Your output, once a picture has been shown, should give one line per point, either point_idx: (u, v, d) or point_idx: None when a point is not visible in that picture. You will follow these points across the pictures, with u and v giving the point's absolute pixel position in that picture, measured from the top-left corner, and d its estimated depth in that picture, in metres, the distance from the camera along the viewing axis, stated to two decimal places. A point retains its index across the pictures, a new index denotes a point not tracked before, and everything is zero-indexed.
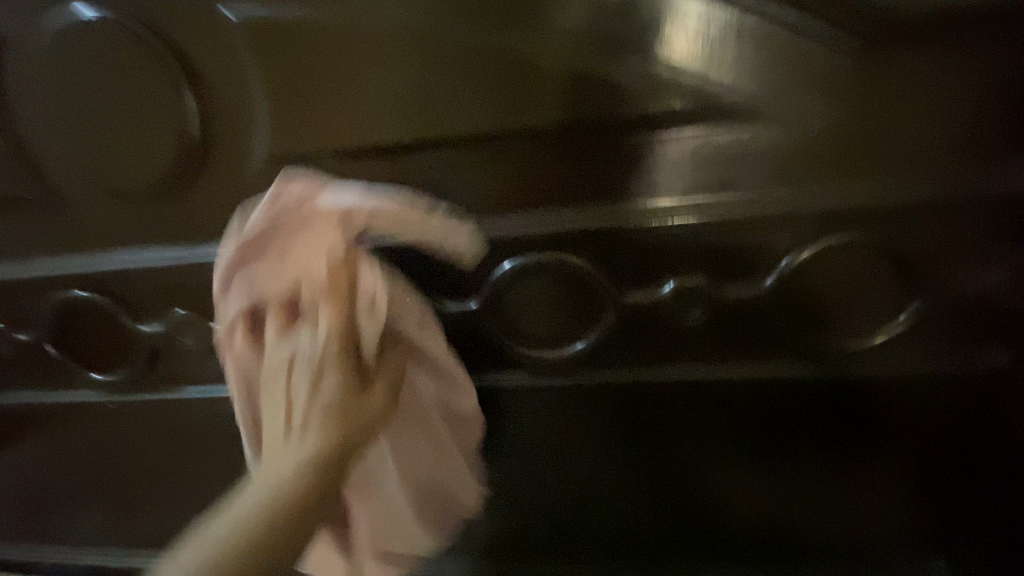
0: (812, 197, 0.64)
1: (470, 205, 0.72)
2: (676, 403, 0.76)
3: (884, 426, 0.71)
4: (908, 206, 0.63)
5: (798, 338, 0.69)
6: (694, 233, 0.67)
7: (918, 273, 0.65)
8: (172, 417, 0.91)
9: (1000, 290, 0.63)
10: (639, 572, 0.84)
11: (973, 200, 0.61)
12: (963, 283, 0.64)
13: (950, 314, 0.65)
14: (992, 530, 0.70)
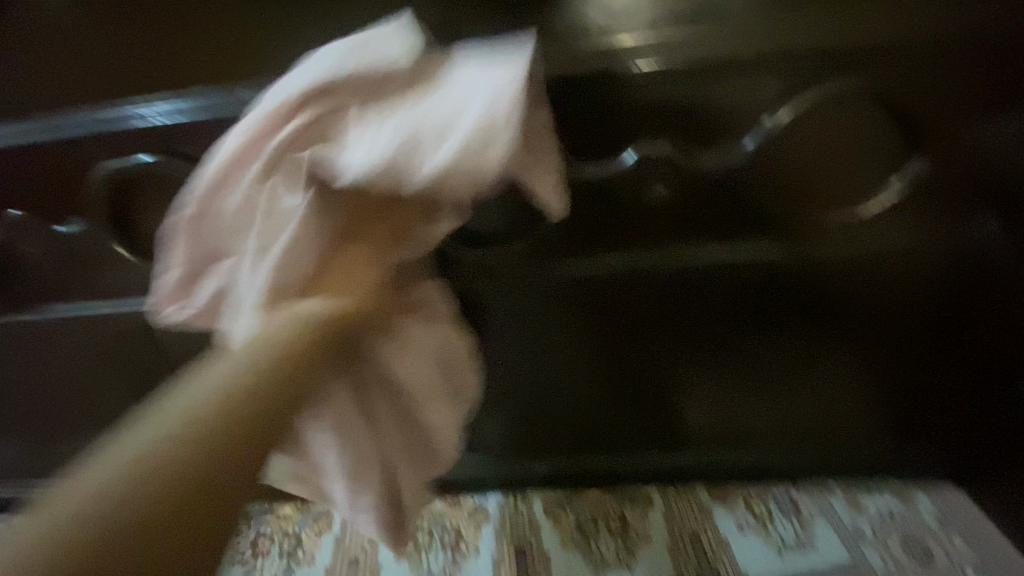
0: (809, 30, 0.50)
1: None
2: (635, 295, 0.66)
3: (864, 304, 0.66)
4: (921, 43, 0.51)
5: (780, 215, 0.60)
6: (660, 83, 0.52)
7: (926, 129, 0.55)
8: (46, 342, 0.76)
9: (994, 148, 0.56)
10: (604, 461, 0.83)
11: (988, 36, 0.51)
12: (972, 140, 0.56)
13: (952, 177, 0.58)
14: (933, 393, 0.73)
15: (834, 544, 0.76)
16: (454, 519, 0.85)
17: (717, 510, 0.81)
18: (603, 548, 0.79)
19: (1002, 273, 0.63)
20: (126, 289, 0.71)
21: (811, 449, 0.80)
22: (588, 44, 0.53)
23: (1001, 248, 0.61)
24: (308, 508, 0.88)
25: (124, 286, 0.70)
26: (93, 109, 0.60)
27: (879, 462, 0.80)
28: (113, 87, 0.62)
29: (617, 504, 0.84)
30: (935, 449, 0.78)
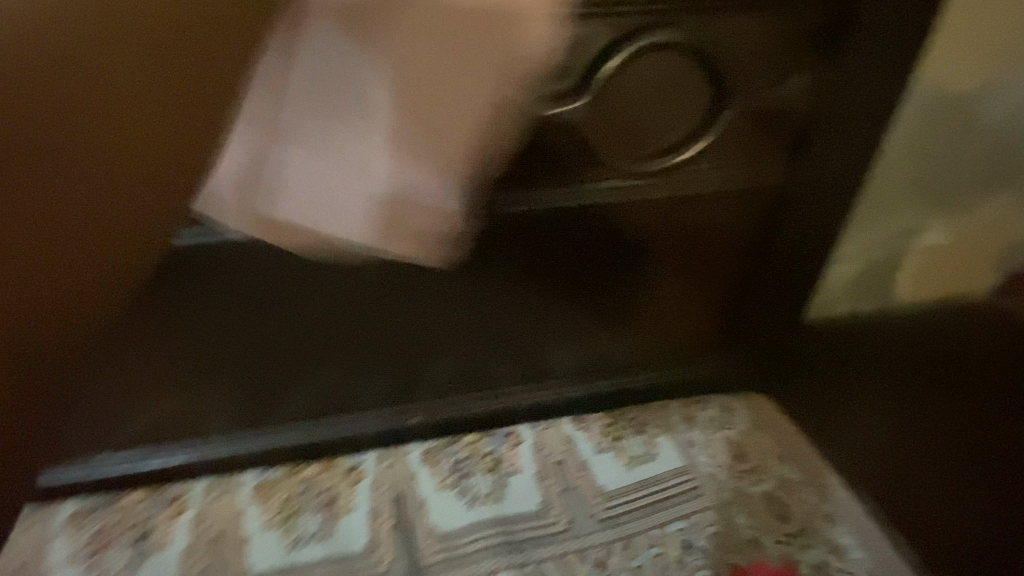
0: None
1: None
2: (491, 237, 0.71)
3: (689, 240, 0.77)
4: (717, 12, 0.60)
5: (617, 156, 0.67)
6: None
7: (727, 77, 0.64)
8: None
9: (783, 104, 0.67)
10: (479, 403, 0.88)
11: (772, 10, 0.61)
12: (764, 93, 0.66)
13: (751, 124, 0.68)
14: (743, 312, 0.88)
15: (671, 451, 0.88)
16: (327, 481, 0.83)
17: (578, 436, 0.90)
18: (476, 484, 0.83)
19: (789, 211, 0.76)
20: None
21: (651, 374, 0.92)
22: None
23: (791, 185, 0.74)
24: (159, 492, 0.82)
25: None
26: None
27: (708, 378, 0.95)
28: None
29: (490, 444, 0.88)
30: (745, 362, 0.94)
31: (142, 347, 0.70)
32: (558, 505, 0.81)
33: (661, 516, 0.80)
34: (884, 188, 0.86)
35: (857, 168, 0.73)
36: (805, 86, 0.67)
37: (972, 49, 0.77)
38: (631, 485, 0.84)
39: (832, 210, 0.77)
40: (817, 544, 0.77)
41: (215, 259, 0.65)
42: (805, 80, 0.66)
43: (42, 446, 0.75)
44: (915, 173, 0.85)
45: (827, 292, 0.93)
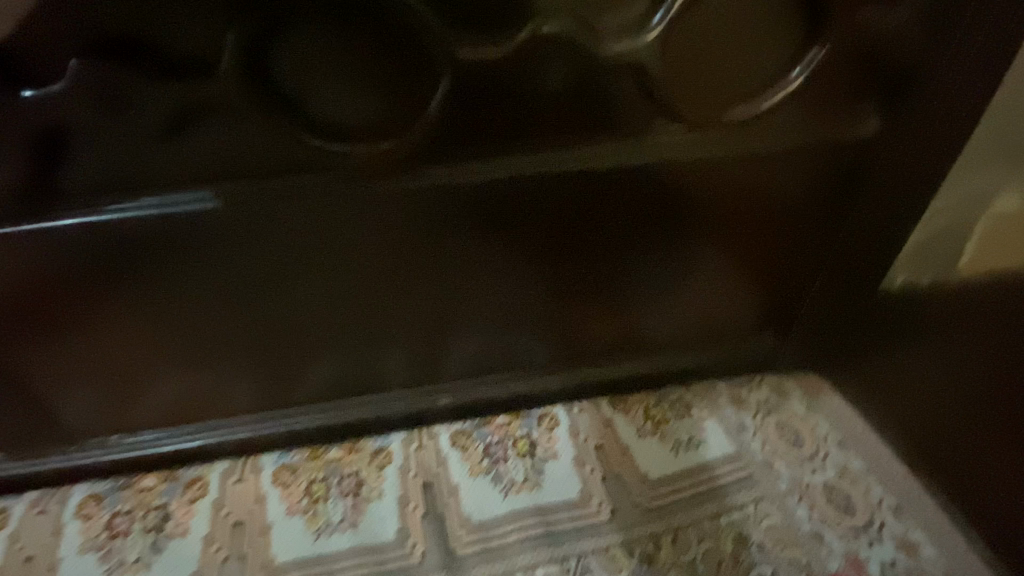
0: None
1: None
2: (531, 203, 0.63)
3: (755, 203, 0.68)
4: None
5: (684, 104, 0.57)
6: None
7: (820, 8, 0.54)
8: None
9: (880, 43, 0.57)
10: (514, 382, 0.82)
11: None
12: (863, 28, 0.55)
13: (843, 67, 0.58)
14: (803, 286, 0.80)
15: (719, 436, 0.81)
16: (352, 465, 0.78)
17: (619, 419, 0.84)
18: (511, 470, 0.77)
19: (872, 170, 0.67)
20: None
21: (697, 353, 0.85)
22: None
23: (876, 142, 0.64)
24: (176, 475, 0.77)
25: None
26: None
27: (760, 357, 0.87)
28: None
29: (524, 427, 0.82)
30: (799, 340, 0.87)
31: (150, 325, 0.64)
32: (600, 494, 0.75)
33: (712, 507, 0.73)
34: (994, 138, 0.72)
35: (958, 122, 0.63)
36: (907, 21, 0.56)
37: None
38: (678, 473, 0.77)
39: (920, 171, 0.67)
40: (884, 540, 0.71)
41: (224, 228, 0.58)
42: (910, 13, 0.56)
43: (51, 428, 0.71)
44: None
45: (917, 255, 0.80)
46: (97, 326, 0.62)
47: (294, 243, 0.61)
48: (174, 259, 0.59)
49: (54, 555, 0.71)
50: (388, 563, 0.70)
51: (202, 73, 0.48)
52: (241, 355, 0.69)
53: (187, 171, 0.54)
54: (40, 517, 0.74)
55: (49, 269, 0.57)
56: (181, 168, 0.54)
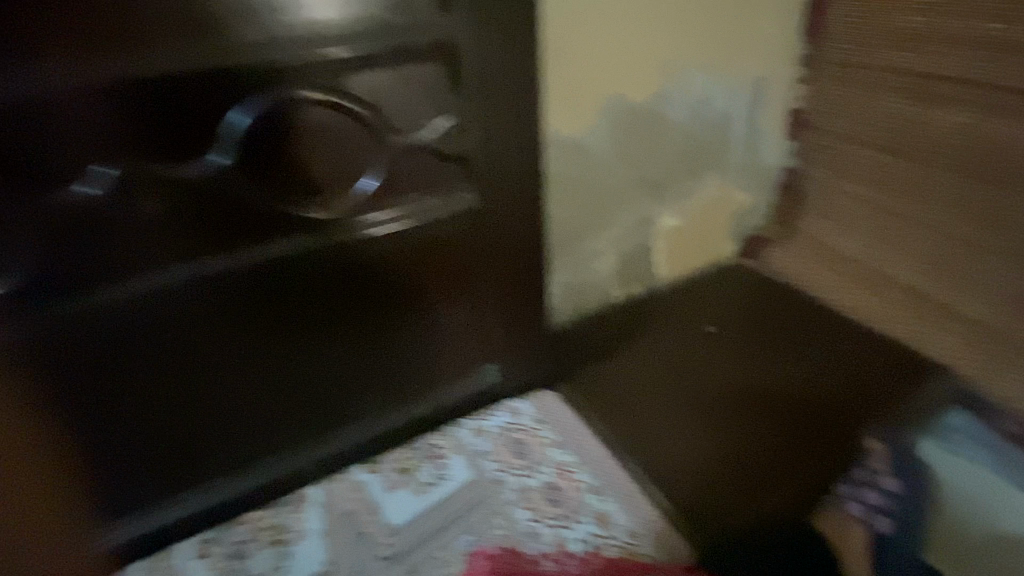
0: (239, 72, 0.66)
1: None
2: (194, 311, 0.74)
3: (405, 266, 0.85)
4: (333, 79, 0.71)
5: (291, 204, 0.75)
6: (115, 121, 0.63)
7: (375, 122, 0.75)
8: None
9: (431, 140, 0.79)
10: (255, 471, 0.86)
11: (388, 73, 0.73)
12: (412, 132, 0.78)
13: (413, 160, 0.80)
14: (490, 322, 0.98)
15: (459, 467, 0.92)
16: None
17: (371, 479, 0.90)
18: (256, 562, 0.80)
19: (484, 225, 0.88)
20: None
21: (431, 400, 0.97)
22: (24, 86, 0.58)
23: (473, 205, 0.86)
24: None
25: None
26: None
27: (488, 390, 1.01)
28: None
29: (275, 515, 0.85)
30: (514, 369, 1.03)
31: None
32: (345, 558, 0.80)
33: (444, 537, 0.82)
34: (587, 196, 1.10)
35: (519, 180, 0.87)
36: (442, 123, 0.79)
37: (591, 73, 1.01)
38: (421, 513, 0.85)
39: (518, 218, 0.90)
40: (584, 519, 0.84)
41: None
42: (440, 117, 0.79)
43: None
44: (611, 178, 1.11)
45: (585, 285, 1.17)
46: None
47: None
48: None
49: None
50: None
51: None
52: None
53: None
54: None
55: None
56: None
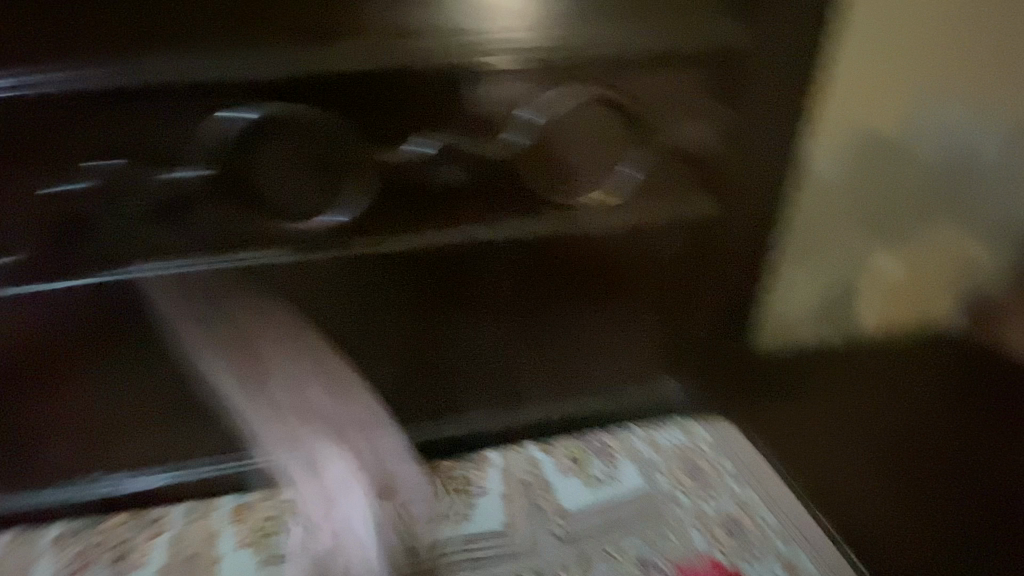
0: (554, 57, 0.72)
1: (209, 56, 0.67)
2: (449, 268, 0.80)
3: (627, 263, 0.85)
4: (627, 73, 0.75)
5: (554, 190, 0.79)
6: (449, 91, 0.72)
7: (646, 125, 0.79)
8: None
9: (695, 144, 0.81)
10: (452, 425, 0.94)
11: (676, 77, 0.77)
12: (679, 135, 0.80)
13: (670, 163, 0.82)
14: (691, 335, 0.96)
15: (632, 472, 0.91)
16: (301, 503, 0.87)
17: (544, 459, 0.93)
18: (445, 506, 0.86)
19: (715, 238, 0.87)
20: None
21: (617, 398, 0.98)
22: (393, 53, 0.69)
23: (714, 214, 0.84)
24: (142, 514, 0.86)
25: None
26: None
27: (669, 403, 1.01)
28: None
29: (460, 467, 0.92)
30: (702, 388, 1.01)
31: (136, 364, 0.79)
32: (523, 524, 0.84)
33: (619, 536, 0.82)
34: (827, 220, 0.98)
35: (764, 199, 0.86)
36: (708, 129, 0.81)
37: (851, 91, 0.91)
38: (595, 505, 0.87)
39: (752, 238, 0.88)
40: (764, 560, 0.81)
41: (207, 286, 0.75)
42: (708, 124, 0.80)
43: (41, 461, 0.83)
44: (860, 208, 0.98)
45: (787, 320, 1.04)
46: (96, 364, 0.77)
47: (257, 300, 0.77)
48: (168, 306, 0.75)
49: None
50: None
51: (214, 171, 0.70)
52: (209, 394, 0.82)
53: (190, 239, 0.73)
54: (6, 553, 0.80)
55: (69, 315, 0.74)
56: (197, 243, 0.74)
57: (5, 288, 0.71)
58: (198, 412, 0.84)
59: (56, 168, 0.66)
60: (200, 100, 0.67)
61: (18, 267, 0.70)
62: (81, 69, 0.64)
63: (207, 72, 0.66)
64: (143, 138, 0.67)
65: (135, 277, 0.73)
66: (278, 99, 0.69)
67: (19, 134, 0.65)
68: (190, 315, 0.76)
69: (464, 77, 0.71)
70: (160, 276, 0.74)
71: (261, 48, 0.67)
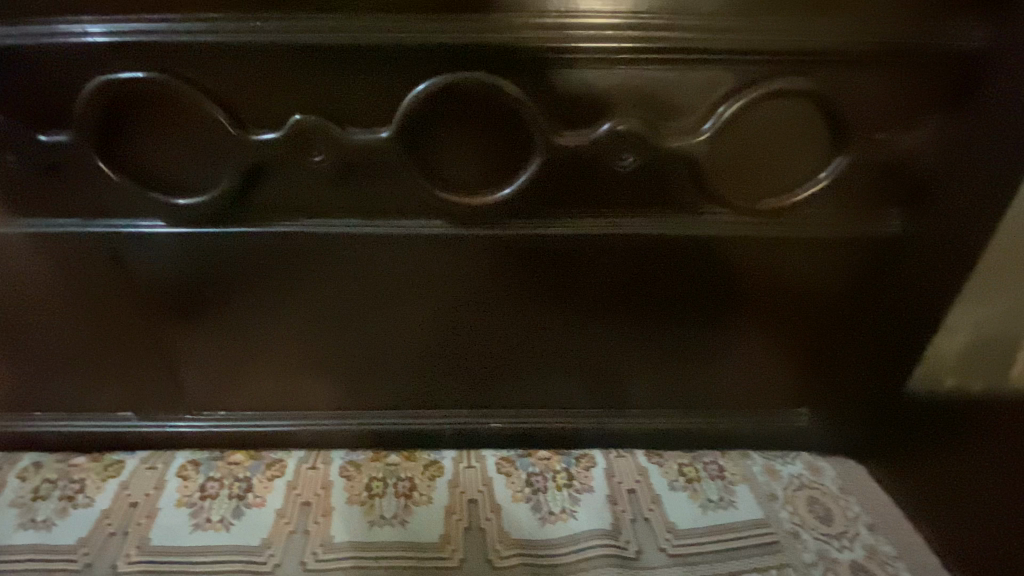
0: (764, 36, 0.60)
1: (377, 6, 0.60)
2: (594, 263, 0.75)
3: (790, 281, 0.77)
4: (850, 62, 0.62)
5: (730, 193, 0.68)
6: (632, 66, 0.62)
7: (856, 126, 0.65)
8: (12, 259, 0.75)
9: (909, 155, 0.67)
10: (560, 420, 0.91)
11: (910, 69, 0.62)
12: (889, 144, 0.66)
13: (873, 175, 0.68)
14: (837, 366, 0.86)
15: (748, 501, 0.86)
16: (408, 470, 0.89)
17: (653, 469, 0.90)
18: (550, 500, 0.85)
19: (900, 266, 0.75)
20: (89, 212, 0.72)
21: (735, 418, 0.92)
22: (578, 20, 0.60)
23: (905, 239, 0.72)
24: (262, 456, 0.90)
25: (112, 205, 0.71)
26: (113, 17, 0.61)
27: (792, 433, 0.93)
28: None
29: (563, 462, 0.91)
30: (834, 424, 0.92)
31: (274, 318, 0.80)
32: (628, 533, 0.81)
33: (736, 566, 0.77)
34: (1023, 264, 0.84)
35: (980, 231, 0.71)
36: (932, 138, 0.66)
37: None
38: (707, 528, 0.82)
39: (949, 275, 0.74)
40: None
41: (351, 254, 0.74)
42: (935, 130, 0.65)
43: (177, 397, 0.87)
44: None
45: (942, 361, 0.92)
46: (238, 313, 0.80)
47: (401, 271, 0.76)
48: (312, 268, 0.75)
49: (156, 506, 0.83)
50: (430, 561, 0.77)
51: (371, 135, 0.65)
52: (338, 354, 0.84)
53: (337, 204, 0.70)
54: (147, 473, 0.88)
55: (218, 264, 0.75)
56: (343, 209, 0.71)
57: (163, 231, 0.72)
58: (323, 371, 0.86)
59: (221, 118, 0.64)
60: (360, 55, 0.61)
61: (176, 214, 0.70)
62: (250, 11, 0.60)
63: (376, 25, 0.60)
64: (309, 104, 0.64)
65: (283, 236, 0.72)
66: (444, 62, 0.62)
67: (187, 78, 0.63)
68: (335, 278, 0.76)
69: (654, 52, 0.61)
70: (306, 238, 0.72)
71: (436, 15, 0.60)
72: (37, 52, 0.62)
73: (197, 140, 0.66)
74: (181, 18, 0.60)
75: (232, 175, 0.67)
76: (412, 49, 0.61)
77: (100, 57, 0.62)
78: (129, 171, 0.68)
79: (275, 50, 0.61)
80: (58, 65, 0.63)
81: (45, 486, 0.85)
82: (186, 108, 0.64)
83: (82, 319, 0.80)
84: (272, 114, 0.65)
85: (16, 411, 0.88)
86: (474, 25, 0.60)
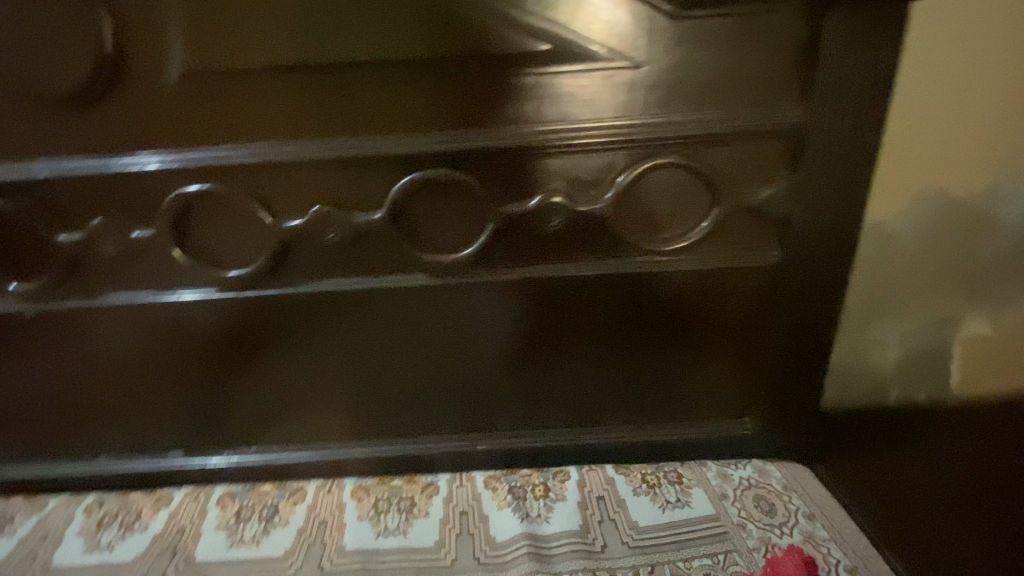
0: (644, 128, 0.83)
1: (367, 129, 0.85)
2: (547, 300, 0.95)
3: (704, 306, 0.96)
4: (711, 140, 0.84)
5: (639, 239, 0.90)
6: (552, 154, 0.85)
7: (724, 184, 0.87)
8: (97, 326, 0.97)
9: (774, 203, 0.87)
10: (537, 439, 1.07)
11: (758, 142, 0.85)
12: (752, 195, 0.87)
13: (746, 220, 0.90)
14: (764, 376, 1.02)
15: (702, 501, 0.98)
16: (409, 491, 1.04)
17: (619, 478, 1.03)
18: (529, 506, 0.99)
19: (791, 288, 0.93)
20: (157, 286, 0.94)
21: (688, 428, 1.07)
22: (510, 127, 0.84)
23: (788, 265, 0.91)
24: (286, 485, 1.06)
25: (175, 279, 0.94)
26: (181, 147, 0.86)
27: (739, 440, 1.07)
28: (179, 132, 0.85)
29: (541, 476, 1.05)
30: (773, 428, 1.06)
31: (297, 363, 1.00)
32: (595, 531, 0.94)
33: (689, 552, 0.90)
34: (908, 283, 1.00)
35: (842, 255, 0.90)
36: (789, 190, 0.86)
37: (909, 156, 0.91)
38: (664, 524, 0.94)
39: (827, 291, 0.93)
40: None
41: (356, 306, 0.95)
42: (788, 184, 0.86)
43: (217, 434, 1.06)
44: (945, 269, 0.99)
45: (851, 373, 1.08)
46: (270, 360, 1.00)
47: (396, 317, 0.96)
48: (327, 319, 0.96)
49: (200, 528, 0.98)
50: (427, 561, 0.92)
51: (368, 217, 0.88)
52: (348, 391, 1.03)
53: (345, 269, 0.93)
54: (192, 503, 1.04)
55: (253, 320, 0.97)
56: (349, 272, 0.93)
57: (212, 297, 0.94)
58: (336, 407, 1.04)
59: (258, 211, 0.88)
60: (357, 162, 0.86)
61: (224, 283, 0.93)
62: (279, 137, 0.85)
63: (366, 141, 0.85)
64: (323, 198, 0.88)
65: (304, 295, 0.94)
66: (416, 162, 0.86)
67: (235, 185, 0.87)
68: (344, 326, 0.97)
69: (565, 144, 0.84)
70: (323, 296, 0.94)
71: (411, 131, 0.85)
72: (127, 174, 0.86)
73: (241, 228, 0.90)
74: (230, 145, 0.85)
75: (268, 252, 0.91)
76: (392, 156, 0.85)
77: (172, 175, 0.87)
78: (190, 254, 0.91)
79: (296, 162, 0.86)
80: (142, 182, 0.87)
81: (105, 517, 1.02)
82: (233, 205, 0.89)
83: (146, 371, 1.01)
84: (295, 206, 0.89)
85: (88, 453, 1.07)
86: (436, 136, 0.85)
